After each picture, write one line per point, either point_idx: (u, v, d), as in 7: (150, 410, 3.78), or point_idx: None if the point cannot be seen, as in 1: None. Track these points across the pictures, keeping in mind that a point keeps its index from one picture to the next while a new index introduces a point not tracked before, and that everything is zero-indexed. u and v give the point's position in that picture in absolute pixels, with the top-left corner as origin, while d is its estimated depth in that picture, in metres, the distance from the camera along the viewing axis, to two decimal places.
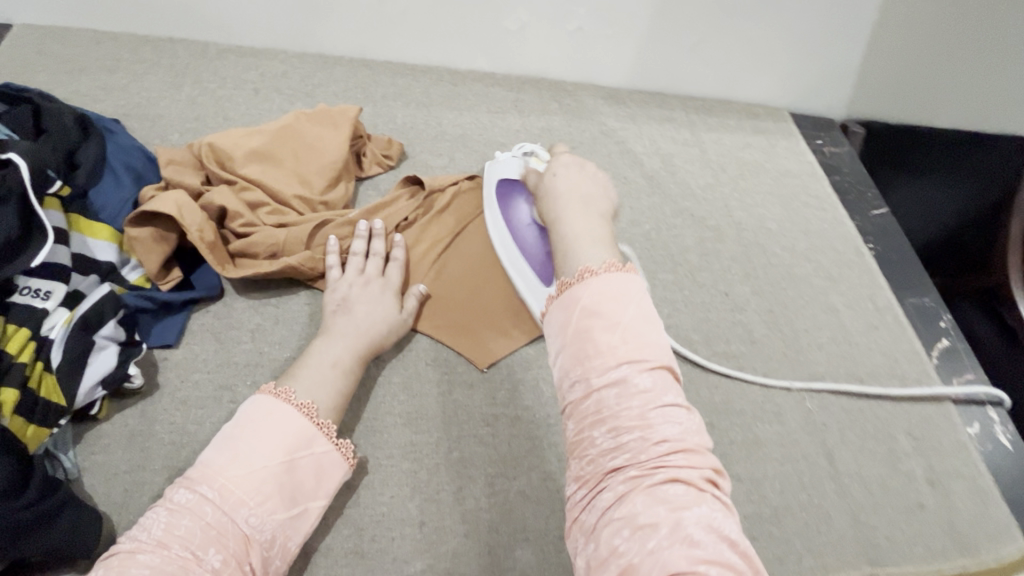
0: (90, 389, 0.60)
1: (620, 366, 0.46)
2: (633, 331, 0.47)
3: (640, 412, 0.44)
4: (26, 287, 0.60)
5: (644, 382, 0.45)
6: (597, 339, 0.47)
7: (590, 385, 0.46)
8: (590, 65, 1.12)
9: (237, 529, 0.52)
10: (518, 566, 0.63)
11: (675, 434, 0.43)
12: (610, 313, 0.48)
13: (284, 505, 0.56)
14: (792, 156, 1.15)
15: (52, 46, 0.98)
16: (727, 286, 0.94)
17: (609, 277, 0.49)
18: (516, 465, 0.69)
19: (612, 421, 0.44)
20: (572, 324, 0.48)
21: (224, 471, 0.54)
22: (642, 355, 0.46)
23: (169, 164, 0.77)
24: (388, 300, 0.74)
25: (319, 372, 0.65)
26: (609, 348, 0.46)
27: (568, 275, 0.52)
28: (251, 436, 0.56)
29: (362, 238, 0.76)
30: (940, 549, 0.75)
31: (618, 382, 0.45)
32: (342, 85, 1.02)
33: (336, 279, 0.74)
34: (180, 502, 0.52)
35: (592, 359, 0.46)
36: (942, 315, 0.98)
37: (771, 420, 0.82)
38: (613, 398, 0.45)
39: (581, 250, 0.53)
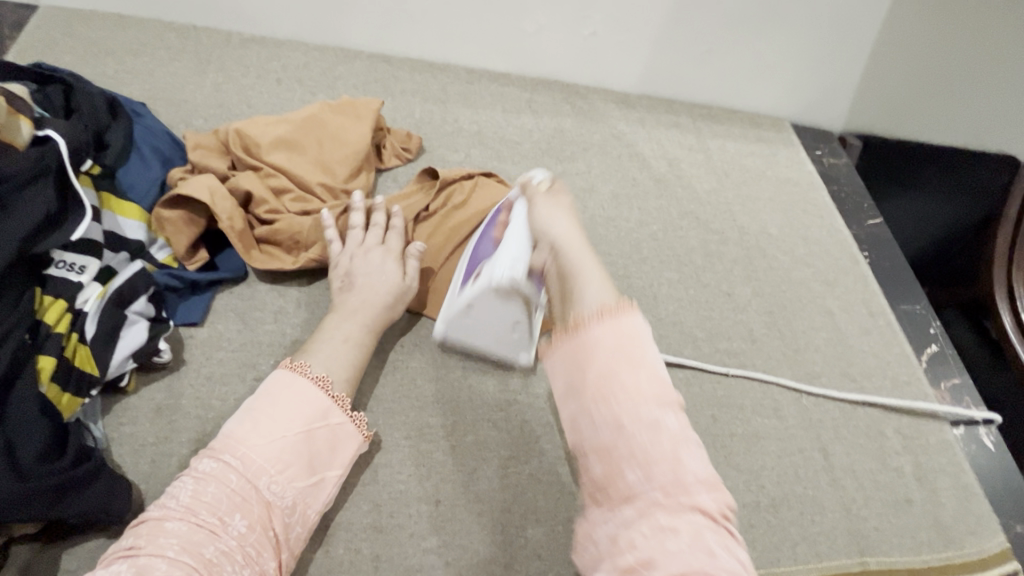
0: (121, 361, 0.62)
1: (645, 408, 0.44)
2: (653, 365, 0.46)
3: (673, 456, 0.43)
4: (61, 261, 0.62)
5: (670, 424, 0.44)
6: (620, 380, 0.45)
7: (616, 428, 0.44)
8: (602, 70, 1.16)
9: (260, 496, 0.54)
10: (529, 545, 0.66)
11: (702, 472, 0.43)
12: (632, 352, 0.46)
13: (305, 473, 0.58)
14: (794, 165, 1.19)
15: (78, 28, 0.99)
16: (729, 287, 0.98)
17: (617, 321, 0.47)
18: (528, 449, 0.72)
19: (644, 463, 0.43)
20: (591, 368, 0.46)
21: (245, 441, 0.56)
22: (663, 391, 0.45)
23: (196, 148, 0.80)
24: (391, 271, 0.74)
25: (331, 345, 0.66)
26: (633, 387, 0.45)
27: (582, 309, 0.49)
28: (270, 408, 0.58)
29: (359, 210, 0.77)
30: (926, 540, 0.79)
31: (650, 426, 0.44)
32: (362, 78, 1.05)
33: (339, 252, 0.74)
34: (205, 470, 0.54)
35: (619, 405, 0.44)
36: (931, 322, 1.02)
37: (769, 415, 0.85)
38: (642, 441, 0.43)
39: (586, 290, 0.51)
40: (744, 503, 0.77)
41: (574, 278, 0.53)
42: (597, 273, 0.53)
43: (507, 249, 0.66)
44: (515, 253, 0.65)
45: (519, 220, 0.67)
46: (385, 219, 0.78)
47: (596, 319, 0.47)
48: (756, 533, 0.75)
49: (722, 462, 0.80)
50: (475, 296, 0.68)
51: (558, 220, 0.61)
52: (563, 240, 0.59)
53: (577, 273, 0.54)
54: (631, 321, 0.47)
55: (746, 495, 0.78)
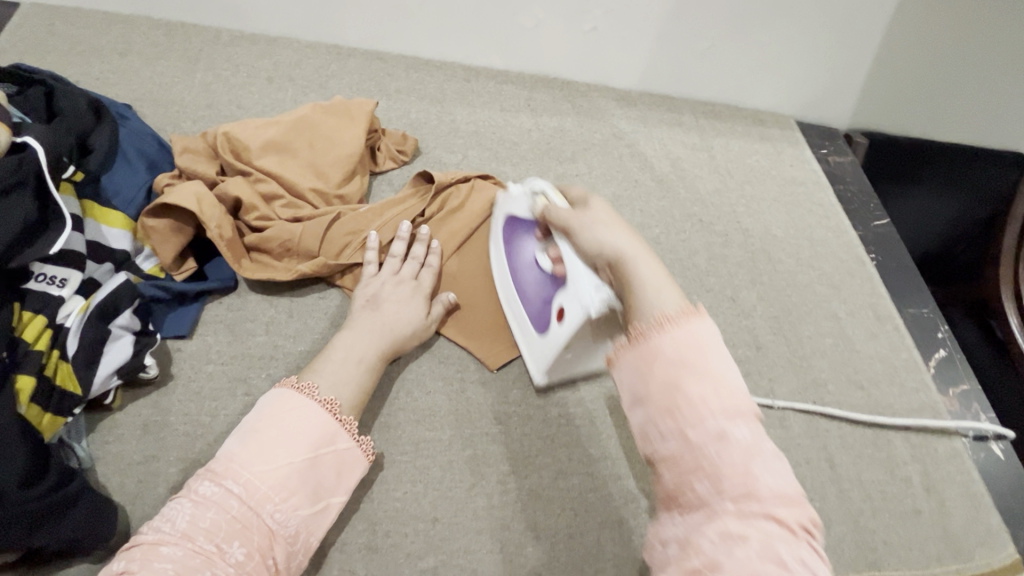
0: (105, 379, 0.59)
1: (710, 417, 0.39)
2: (726, 372, 0.41)
3: (743, 468, 0.37)
4: (42, 274, 0.60)
5: (739, 434, 0.38)
6: (682, 389, 0.40)
7: (682, 437, 0.39)
8: (602, 67, 1.13)
9: (261, 524, 0.52)
10: (529, 563, 0.64)
11: (778, 487, 0.37)
12: (699, 359, 0.41)
13: (308, 501, 0.55)
14: (799, 164, 1.16)
15: (61, 26, 0.96)
16: (734, 292, 0.95)
17: (688, 324, 0.42)
18: (528, 463, 0.70)
19: (714, 478, 0.37)
20: (656, 370, 0.41)
21: (248, 466, 0.53)
22: (736, 400, 0.40)
23: (184, 152, 0.77)
24: (417, 309, 0.72)
25: (342, 368, 0.64)
26: (700, 397, 0.39)
27: (642, 318, 0.44)
28: (275, 430, 0.56)
29: (403, 240, 0.75)
30: (934, 552, 0.77)
31: (716, 436, 0.38)
32: (356, 77, 1.02)
33: (371, 275, 0.73)
34: (204, 495, 0.51)
35: (683, 412, 0.39)
36: (939, 325, 1.00)
37: (774, 424, 0.83)
38: (709, 453, 0.38)
39: (649, 295, 0.46)
40: None
41: (634, 290, 0.47)
42: (665, 284, 0.47)
43: (581, 277, 0.58)
44: (587, 283, 0.57)
45: (564, 246, 0.62)
46: (424, 252, 0.76)
47: (657, 329, 0.42)
48: None
49: None
50: (568, 339, 0.65)
51: (605, 231, 0.53)
52: (617, 252, 0.51)
53: (644, 290, 0.46)
54: (701, 327, 0.42)
55: None
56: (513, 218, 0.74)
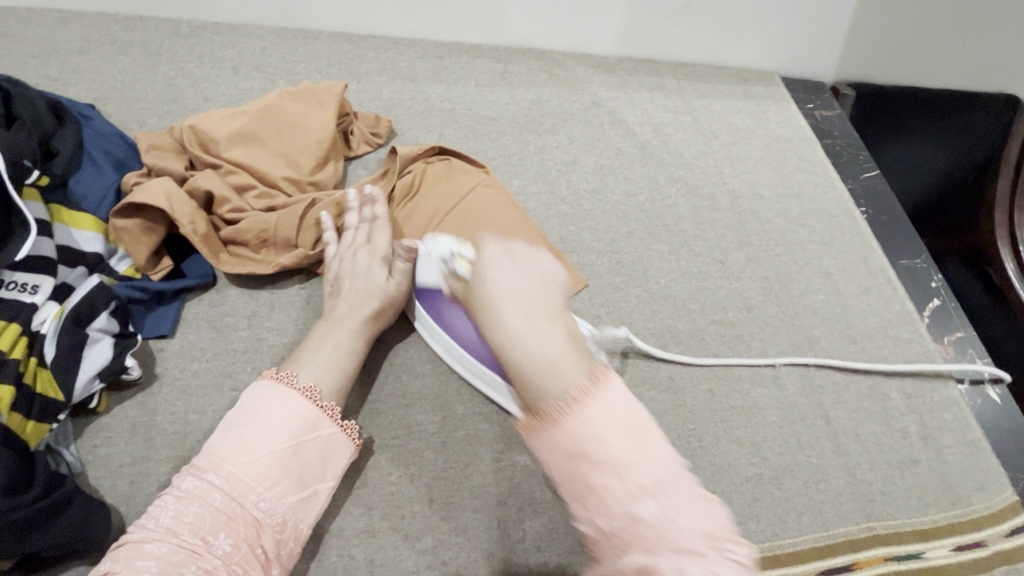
0: (87, 383, 0.59)
1: (623, 502, 0.45)
2: (638, 440, 0.46)
3: (655, 537, 0.44)
4: (12, 282, 0.59)
5: (649, 508, 0.44)
6: (588, 481, 0.46)
7: (600, 527, 0.46)
8: (579, 34, 1.10)
9: (247, 514, 0.52)
10: (527, 537, 0.65)
11: (688, 536, 0.44)
12: (598, 452, 0.45)
13: (295, 488, 0.55)
14: (784, 120, 1.14)
15: (16, 28, 0.93)
16: (722, 255, 0.94)
17: (586, 411, 0.47)
18: (522, 439, 0.70)
19: (632, 548, 0.45)
20: (563, 466, 0.47)
21: (230, 458, 0.53)
22: (648, 475, 0.45)
23: (150, 148, 0.75)
24: (378, 273, 0.70)
25: (322, 355, 0.64)
26: (606, 488, 0.45)
27: (554, 400, 0.48)
28: (255, 422, 0.56)
29: (353, 209, 0.74)
30: (933, 500, 0.77)
31: (625, 516, 0.45)
32: (325, 60, 0.99)
33: (332, 254, 0.72)
34: (187, 489, 0.52)
35: (592, 502, 0.46)
36: (932, 275, 0.99)
37: (769, 385, 0.83)
38: (627, 536, 0.45)
39: (546, 377, 0.48)
40: (747, 477, 0.76)
41: (532, 368, 0.49)
42: (550, 363, 0.49)
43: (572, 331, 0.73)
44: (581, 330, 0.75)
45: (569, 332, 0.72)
46: (372, 214, 0.74)
47: (553, 426, 0.47)
48: (761, 507, 0.74)
49: (721, 437, 0.78)
50: None
51: (516, 281, 0.53)
52: (498, 339, 0.52)
53: (545, 378, 0.48)
54: (609, 394, 0.48)
55: (749, 469, 0.76)
56: (426, 288, 0.72)
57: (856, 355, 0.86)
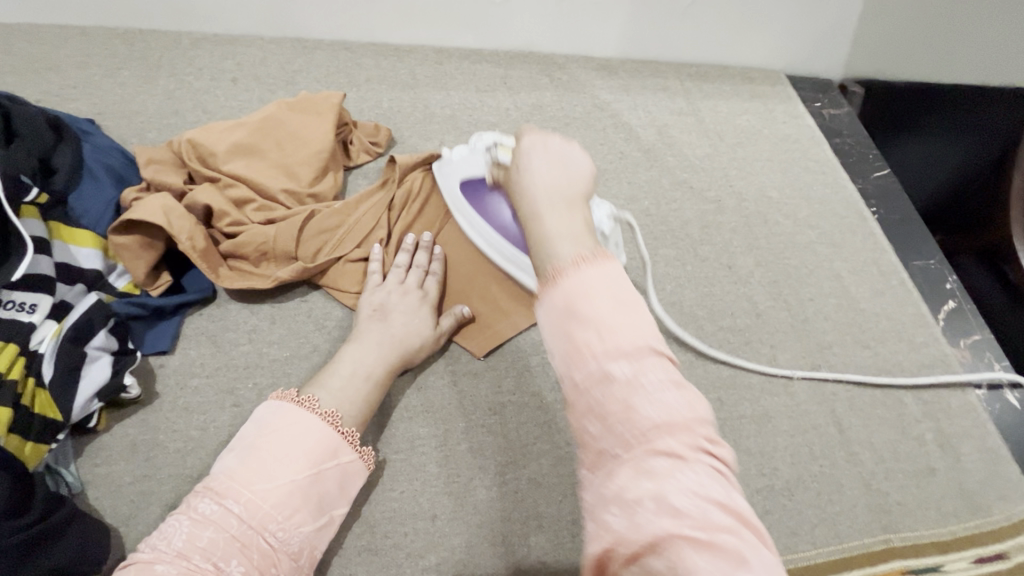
0: (85, 403, 0.59)
1: (601, 361, 0.40)
2: (626, 307, 0.41)
3: (624, 404, 0.38)
4: (10, 301, 0.59)
5: (622, 370, 0.39)
6: (570, 336, 0.41)
7: (570, 385, 0.40)
8: (580, 36, 1.08)
9: (262, 543, 0.51)
10: (533, 554, 0.63)
11: (660, 415, 0.37)
12: (585, 306, 0.41)
13: (312, 517, 0.54)
14: (792, 120, 1.12)
15: (17, 44, 0.94)
16: (730, 259, 0.92)
17: (582, 269, 0.43)
18: (526, 453, 0.68)
19: (598, 420, 0.39)
20: (549, 319, 0.42)
21: (249, 485, 0.52)
22: (633, 340, 0.40)
23: (149, 163, 0.75)
24: (425, 319, 0.71)
25: (347, 381, 0.63)
26: (586, 345, 0.40)
27: (557, 259, 0.45)
28: (275, 446, 0.55)
29: (406, 249, 0.74)
30: (951, 510, 0.75)
31: (597, 376, 0.39)
32: (324, 69, 0.99)
33: (377, 285, 0.72)
34: (205, 513, 0.51)
35: (567, 358, 0.41)
36: (947, 277, 0.96)
37: (779, 392, 0.81)
38: (595, 398, 0.39)
39: (552, 245, 0.46)
40: (757, 489, 0.74)
41: (540, 233, 0.47)
42: (564, 227, 0.47)
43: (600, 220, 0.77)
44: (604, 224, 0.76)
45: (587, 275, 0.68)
46: (427, 261, 0.75)
47: (550, 284, 0.43)
48: (773, 519, 0.72)
49: (731, 447, 0.76)
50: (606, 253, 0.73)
51: (538, 161, 0.52)
52: (524, 213, 0.50)
53: (550, 244, 0.46)
54: (609, 266, 0.43)
55: (759, 480, 0.74)
56: (468, 180, 0.75)
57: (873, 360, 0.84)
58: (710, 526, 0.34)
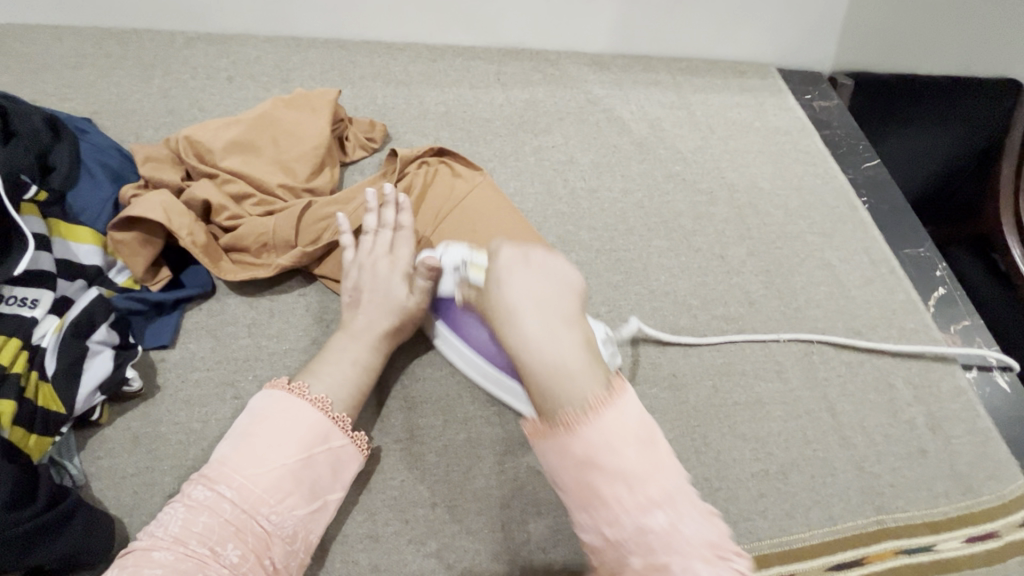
0: (87, 396, 0.59)
1: (630, 509, 0.46)
2: (647, 452, 0.48)
3: (660, 547, 0.45)
4: (12, 296, 0.60)
5: (653, 518, 0.46)
6: (596, 489, 0.47)
7: (605, 534, 0.47)
8: (573, 32, 1.09)
9: (256, 526, 0.52)
10: (532, 539, 0.64)
11: (694, 542, 0.45)
12: (608, 460, 0.47)
13: (305, 500, 0.56)
14: (782, 112, 1.13)
15: (12, 45, 0.94)
16: (723, 249, 0.94)
17: (597, 419, 0.48)
18: (524, 441, 0.70)
19: (637, 557, 0.46)
20: (577, 480, 0.48)
21: (241, 470, 0.54)
22: (658, 483, 0.47)
23: (147, 161, 0.76)
24: (397, 285, 0.69)
25: (339, 369, 0.63)
26: (615, 497, 0.46)
27: (569, 408, 0.49)
28: (265, 432, 0.56)
29: (371, 211, 0.73)
30: (943, 491, 0.76)
31: (634, 527, 0.46)
32: (319, 67, 0.99)
33: (350, 260, 0.71)
34: (199, 499, 0.52)
35: (600, 511, 0.47)
36: (936, 264, 0.98)
37: (773, 379, 0.82)
38: (632, 545, 0.46)
39: (558, 380, 0.49)
40: (752, 473, 0.75)
41: (546, 377, 0.50)
42: (573, 366, 0.50)
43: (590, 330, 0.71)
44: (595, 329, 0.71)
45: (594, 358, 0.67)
46: (393, 218, 0.73)
47: (566, 434, 0.48)
48: (768, 502, 0.73)
49: (726, 432, 0.77)
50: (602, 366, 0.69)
51: (528, 283, 0.55)
52: (509, 340, 0.53)
53: (560, 385, 0.49)
54: (624, 403, 0.49)
55: (754, 464, 0.76)
56: (445, 301, 0.70)
57: (867, 346, 0.85)
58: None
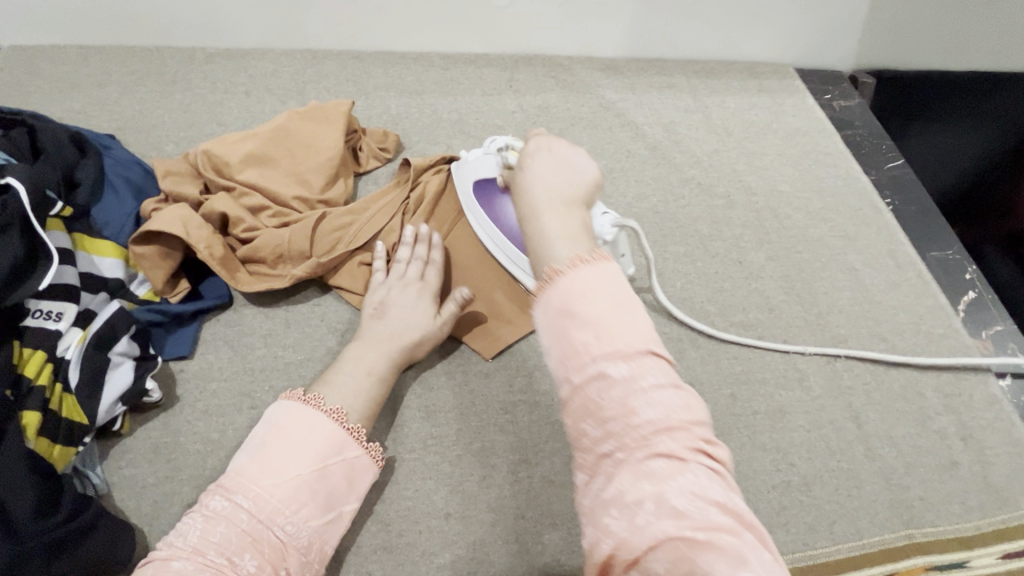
0: (110, 406, 0.61)
1: (595, 361, 0.43)
2: (624, 313, 0.44)
3: (622, 405, 0.41)
4: (38, 310, 0.61)
5: (619, 372, 0.42)
6: (567, 336, 0.44)
7: (570, 384, 0.43)
8: (585, 37, 1.09)
9: (272, 536, 0.53)
10: (547, 551, 0.64)
11: (662, 417, 0.40)
12: (585, 308, 0.44)
13: (321, 511, 0.56)
14: (801, 113, 1.11)
15: (41, 65, 0.97)
16: (741, 254, 0.92)
17: (576, 272, 0.46)
18: (539, 451, 0.69)
19: (598, 417, 0.42)
20: (551, 323, 0.45)
21: (257, 480, 0.54)
22: (632, 344, 0.43)
23: (167, 175, 0.77)
24: (425, 312, 0.71)
25: (354, 379, 0.64)
26: (583, 345, 0.43)
27: (556, 260, 0.48)
28: (281, 443, 0.56)
29: (406, 242, 0.75)
30: (976, 505, 0.73)
31: (597, 376, 0.42)
32: (333, 79, 1.01)
33: (379, 282, 0.73)
34: (216, 509, 0.53)
35: (568, 359, 0.44)
36: (967, 267, 0.95)
37: (794, 387, 0.80)
38: (595, 399, 0.42)
39: (550, 245, 0.49)
40: (773, 484, 0.73)
41: (541, 232, 0.50)
42: (568, 233, 0.50)
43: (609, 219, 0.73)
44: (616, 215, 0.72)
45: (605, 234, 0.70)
46: (426, 251, 0.75)
47: (548, 284, 0.46)
48: (790, 515, 0.71)
49: (746, 442, 0.75)
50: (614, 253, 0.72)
51: (545, 167, 0.56)
52: (521, 207, 0.54)
53: (550, 242, 0.49)
54: (606, 267, 0.46)
55: (775, 476, 0.74)
56: (481, 181, 0.75)
57: (894, 354, 0.82)
58: (711, 525, 0.37)
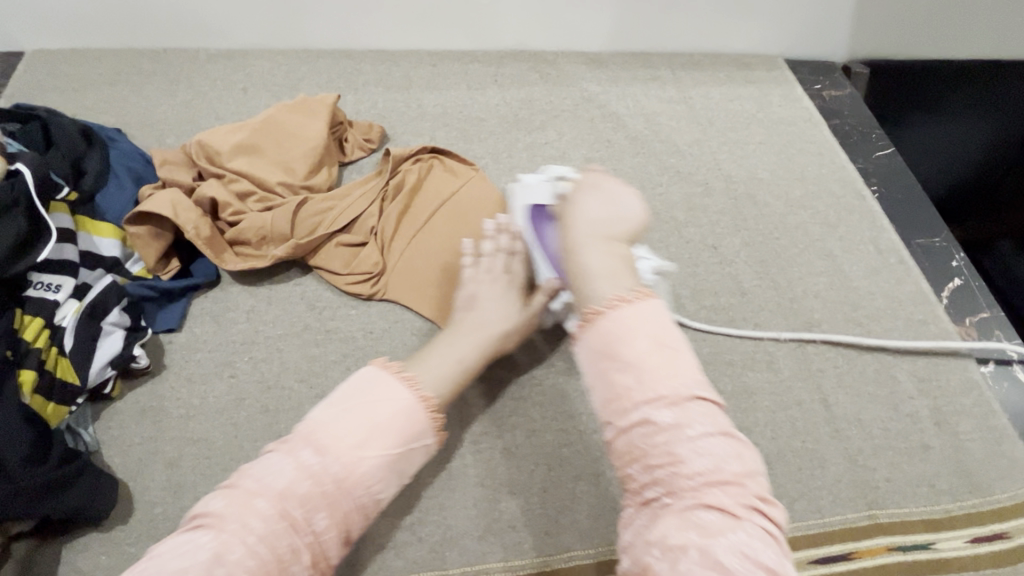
0: (100, 369, 0.67)
1: (637, 406, 0.49)
2: (666, 357, 0.50)
3: (666, 449, 0.47)
4: (38, 282, 0.67)
5: (663, 418, 0.48)
6: (612, 380, 0.50)
7: (616, 426, 0.50)
8: (569, 32, 1.12)
9: (351, 500, 0.49)
10: (505, 518, 0.66)
11: (709, 467, 0.46)
12: (628, 351, 0.50)
13: (396, 482, 0.52)
14: (787, 102, 1.11)
15: (60, 67, 1.06)
16: (716, 240, 0.93)
17: (617, 314, 0.52)
18: (501, 424, 0.72)
19: (641, 459, 0.48)
20: (597, 366, 0.51)
21: (347, 444, 0.50)
22: (675, 392, 0.48)
23: (164, 164, 0.83)
24: (513, 304, 0.70)
25: (444, 365, 0.61)
26: (628, 388, 0.49)
27: (595, 302, 0.54)
28: (374, 410, 0.51)
29: (489, 236, 0.73)
30: (947, 488, 0.73)
31: (642, 422, 0.48)
32: (326, 76, 1.06)
33: (468, 276, 0.71)
34: (304, 463, 0.49)
35: (614, 403, 0.50)
36: (952, 254, 0.94)
37: (762, 369, 0.81)
38: (639, 441, 0.48)
39: (594, 285, 0.55)
40: None
41: (582, 273, 0.56)
42: (610, 272, 0.56)
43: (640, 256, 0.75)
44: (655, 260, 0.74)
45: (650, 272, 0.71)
46: (510, 242, 0.73)
47: (586, 325, 0.53)
48: None
49: None
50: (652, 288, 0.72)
51: (591, 205, 0.62)
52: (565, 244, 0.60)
53: (593, 280, 0.55)
54: (647, 306, 0.52)
55: None
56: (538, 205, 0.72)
57: (867, 338, 0.82)
58: None
